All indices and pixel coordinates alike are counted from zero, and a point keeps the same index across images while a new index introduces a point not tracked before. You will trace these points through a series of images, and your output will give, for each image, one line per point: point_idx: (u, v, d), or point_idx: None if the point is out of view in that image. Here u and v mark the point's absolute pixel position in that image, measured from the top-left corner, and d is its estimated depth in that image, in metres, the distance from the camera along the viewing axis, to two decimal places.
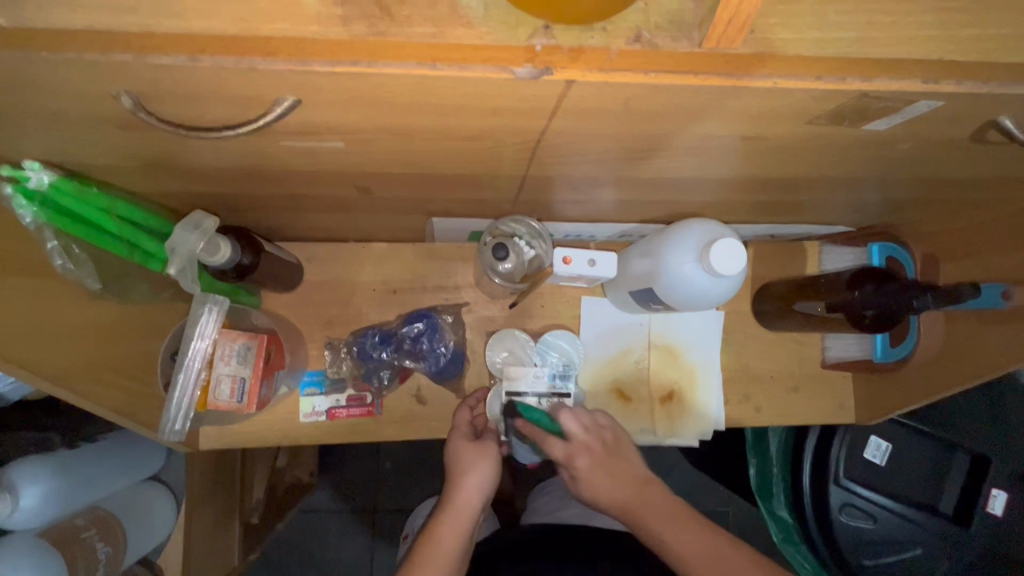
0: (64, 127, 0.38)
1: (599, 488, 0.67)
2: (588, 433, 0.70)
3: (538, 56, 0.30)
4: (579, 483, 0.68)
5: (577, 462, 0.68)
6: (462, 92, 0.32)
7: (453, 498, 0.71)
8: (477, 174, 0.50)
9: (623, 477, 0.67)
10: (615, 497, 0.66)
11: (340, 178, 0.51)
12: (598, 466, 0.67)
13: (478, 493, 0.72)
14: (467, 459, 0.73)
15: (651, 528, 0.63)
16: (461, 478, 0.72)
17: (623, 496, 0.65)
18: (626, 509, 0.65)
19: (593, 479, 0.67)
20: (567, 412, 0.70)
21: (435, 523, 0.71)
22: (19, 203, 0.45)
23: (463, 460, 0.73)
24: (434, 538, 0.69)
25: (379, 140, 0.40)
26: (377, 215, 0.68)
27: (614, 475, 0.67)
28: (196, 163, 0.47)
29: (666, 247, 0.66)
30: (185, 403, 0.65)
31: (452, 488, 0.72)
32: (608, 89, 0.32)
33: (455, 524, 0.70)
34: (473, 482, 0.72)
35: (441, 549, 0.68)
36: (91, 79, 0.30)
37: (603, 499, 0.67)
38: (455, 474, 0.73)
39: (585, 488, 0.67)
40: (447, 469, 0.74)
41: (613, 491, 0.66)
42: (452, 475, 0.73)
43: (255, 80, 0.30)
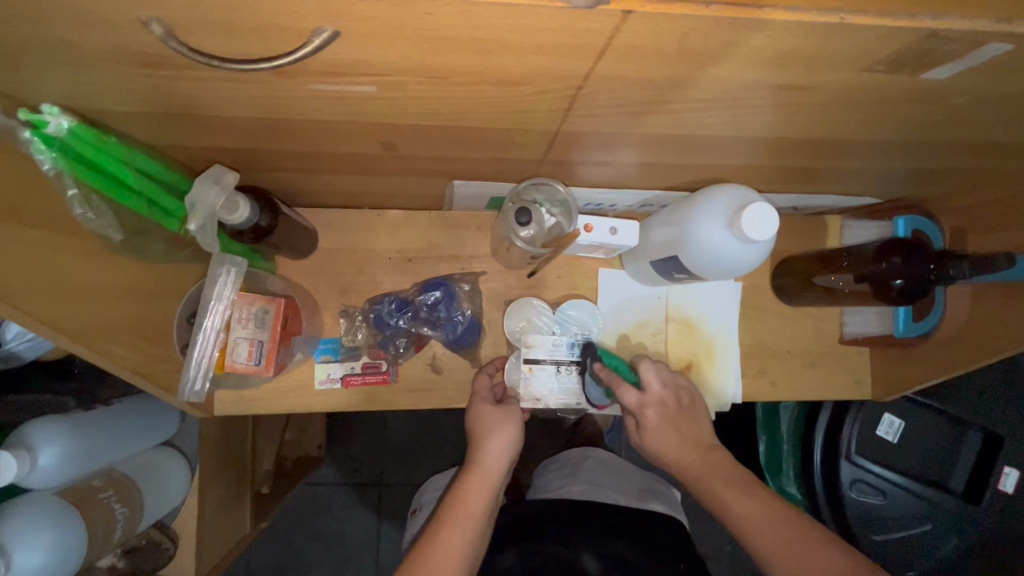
0: (87, 63, 0.37)
1: (673, 444, 0.71)
2: (667, 389, 0.73)
3: None
4: (646, 430, 0.72)
5: (650, 412, 0.71)
6: (511, 25, 0.30)
7: (478, 459, 0.72)
8: (507, 129, 0.48)
9: (700, 437, 0.71)
10: (683, 456, 0.70)
11: (365, 131, 0.49)
12: (669, 423, 0.72)
13: (502, 453, 0.73)
14: (491, 421, 0.74)
15: (710, 483, 0.67)
16: (486, 438, 0.73)
17: (691, 453, 0.70)
18: (695, 477, 0.69)
19: (667, 431, 0.71)
20: (649, 364, 0.73)
21: (461, 482, 0.71)
22: (36, 148, 0.43)
23: (486, 422, 0.74)
24: (461, 496, 0.69)
25: (414, 84, 0.38)
26: (397, 177, 0.66)
27: (691, 438, 0.70)
28: (219, 111, 0.45)
29: (693, 214, 0.64)
30: (203, 364, 0.64)
31: (475, 449, 0.73)
32: (664, 23, 0.30)
33: (482, 483, 0.70)
34: (498, 442, 0.73)
35: (468, 507, 0.68)
36: (121, 1, 0.29)
37: (670, 454, 0.71)
38: (477, 435, 0.74)
39: (657, 441, 0.71)
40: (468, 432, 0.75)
41: (692, 451, 0.70)
42: (476, 437, 0.74)
43: (295, 6, 0.29)
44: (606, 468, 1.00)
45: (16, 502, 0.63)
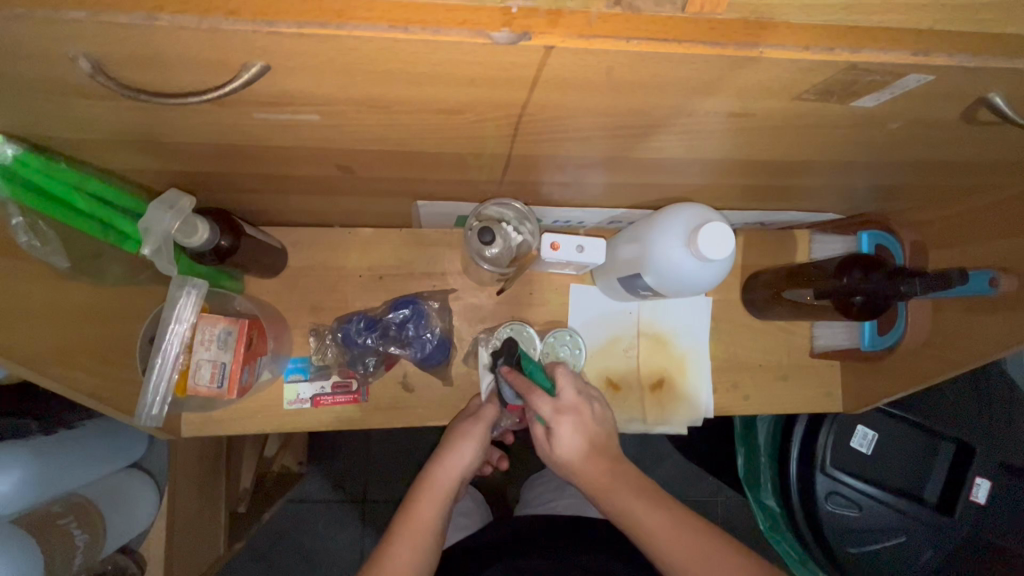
0: (24, 95, 0.37)
1: (571, 453, 0.66)
2: (579, 399, 0.68)
3: (515, 18, 0.28)
4: (557, 439, 0.66)
5: (564, 424, 0.65)
6: (438, 59, 0.31)
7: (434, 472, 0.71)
8: (461, 152, 0.49)
9: (591, 450, 0.66)
10: (585, 466, 0.66)
11: (320, 155, 0.49)
12: (576, 432, 0.66)
13: (455, 463, 0.72)
14: (456, 434, 0.74)
15: (609, 498, 0.64)
16: (448, 451, 0.72)
17: (580, 467, 0.66)
18: (600, 498, 0.65)
19: (569, 440, 0.66)
20: (566, 374, 0.68)
21: (414, 493, 0.70)
22: None
23: (451, 435, 0.74)
24: (411, 507, 0.69)
25: (354, 112, 0.39)
26: (361, 197, 0.66)
27: (596, 451, 0.66)
28: (169, 137, 0.45)
29: (655, 233, 0.65)
30: (163, 386, 0.64)
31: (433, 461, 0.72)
32: (589, 57, 0.31)
33: (434, 495, 0.69)
34: (451, 451, 0.72)
35: (419, 520, 0.67)
36: (45, 40, 0.29)
37: (571, 461, 0.66)
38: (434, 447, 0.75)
39: (557, 446, 0.66)
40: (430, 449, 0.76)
41: (589, 458, 0.66)
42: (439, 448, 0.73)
43: (220, 42, 0.29)
44: None
45: None
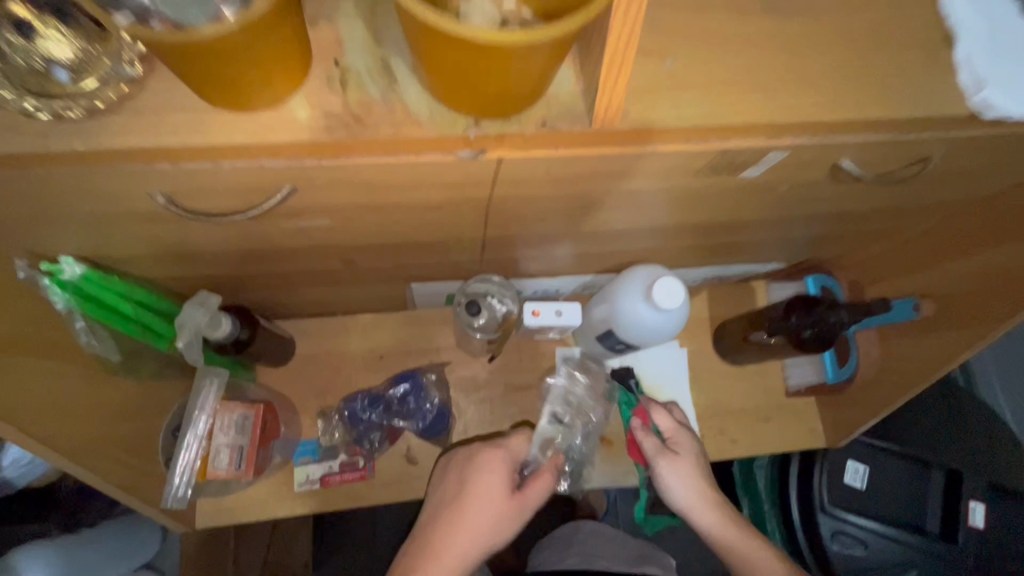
0: (103, 224, 0.47)
1: (691, 483, 0.78)
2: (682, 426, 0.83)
3: (473, 142, 0.40)
4: (680, 461, 0.78)
5: (687, 439, 0.80)
6: (421, 172, 0.42)
7: (447, 547, 0.67)
8: (444, 239, 0.59)
9: (703, 482, 0.78)
10: (697, 494, 0.77)
11: (328, 252, 0.60)
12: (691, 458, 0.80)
13: (473, 547, 0.68)
14: (486, 509, 0.69)
15: (708, 517, 0.77)
16: (469, 526, 0.68)
17: (698, 494, 0.77)
18: (714, 528, 0.77)
19: (688, 467, 0.78)
20: (658, 409, 0.82)
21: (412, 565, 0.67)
22: (53, 290, 0.53)
23: (481, 512, 0.69)
24: None
25: (359, 215, 0.49)
26: (363, 285, 0.76)
27: (708, 484, 0.78)
28: (207, 248, 0.56)
29: (622, 292, 0.74)
30: (186, 471, 0.69)
31: (452, 531, 0.68)
32: (530, 161, 0.42)
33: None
34: (478, 535, 0.68)
35: None
36: (133, 184, 0.40)
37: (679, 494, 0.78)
38: (449, 503, 0.71)
39: (678, 472, 0.77)
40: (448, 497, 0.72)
41: (700, 487, 0.78)
42: (462, 516, 0.69)
43: (262, 175, 0.40)
44: (595, 539, 1.01)
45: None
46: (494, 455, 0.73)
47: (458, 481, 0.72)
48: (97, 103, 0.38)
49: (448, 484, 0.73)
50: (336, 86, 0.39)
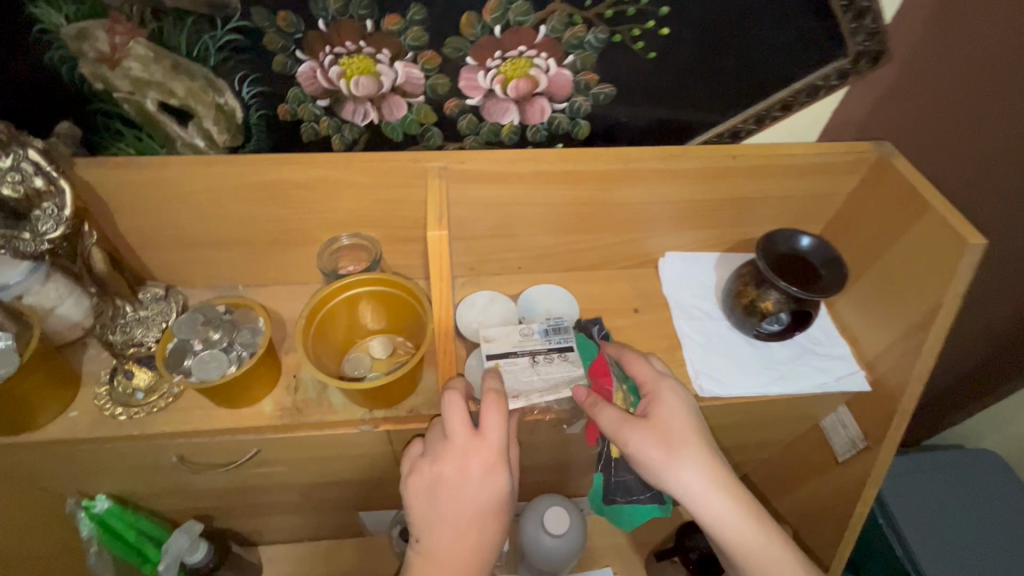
0: (132, 473, 0.70)
1: (676, 463, 0.58)
2: (647, 386, 0.62)
3: (370, 421, 0.63)
4: (644, 431, 0.58)
5: (659, 400, 0.60)
6: (340, 439, 0.65)
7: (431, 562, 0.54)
8: (375, 476, 0.80)
9: (694, 464, 0.58)
10: (693, 486, 0.58)
11: (289, 488, 0.80)
12: (663, 423, 0.59)
13: (467, 559, 0.54)
14: (478, 510, 0.54)
15: (700, 509, 0.58)
16: (458, 535, 0.54)
17: (672, 467, 0.58)
18: (716, 513, 0.58)
19: (654, 430, 0.59)
20: (631, 355, 0.64)
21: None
22: (86, 519, 0.75)
23: (467, 516, 0.54)
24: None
25: (302, 462, 0.72)
26: (321, 513, 0.94)
27: (695, 461, 0.58)
28: (198, 486, 0.77)
29: (527, 524, 0.87)
30: None
31: (437, 540, 0.54)
32: (410, 431, 0.65)
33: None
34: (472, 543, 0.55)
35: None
36: (161, 451, 0.64)
37: (698, 485, 0.58)
38: (433, 504, 0.55)
39: (642, 443, 0.58)
40: (428, 503, 0.55)
41: (695, 475, 0.58)
42: (443, 522, 0.54)
43: (238, 444, 0.64)
44: None
45: None
46: (461, 412, 0.55)
47: (429, 482, 0.55)
48: (138, 413, 0.62)
49: (418, 495, 0.55)
50: (290, 390, 0.65)
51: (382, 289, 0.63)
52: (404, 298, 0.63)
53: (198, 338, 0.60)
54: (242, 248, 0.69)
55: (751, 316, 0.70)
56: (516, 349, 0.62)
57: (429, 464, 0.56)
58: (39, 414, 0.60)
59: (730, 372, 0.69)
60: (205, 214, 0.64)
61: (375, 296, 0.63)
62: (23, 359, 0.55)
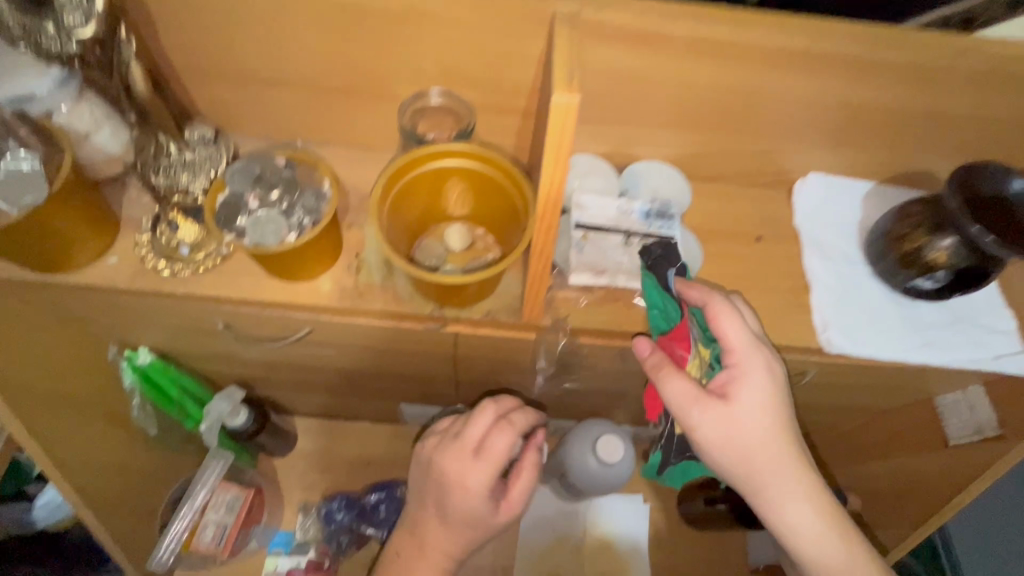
0: (175, 331, 0.65)
1: (715, 429, 0.49)
2: (727, 340, 0.51)
3: (437, 319, 0.56)
4: (687, 388, 0.49)
5: (737, 360, 0.50)
6: (400, 333, 0.58)
7: (427, 535, 0.57)
8: (427, 373, 0.74)
9: (742, 429, 0.49)
10: (730, 456, 0.49)
11: (335, 371, 0.76)
12: (710, 390, 0.49)
13: (453, 533, 0.56)
14: (455, 493, 0.55)
15: (766, 493, 0.49)
16: (450, 503, 0.55)
17: (713, 438, 0.49)
18: (749, 481, 0.49)
19: (695, 390, 0.49)
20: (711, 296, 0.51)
21: (397, 550, 0.58)
22: (127, 370, 0.71)
23: (452, 492, 0.55)
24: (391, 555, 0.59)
25: (351, 350, 0.65)
26: (363, 398, 0.91)
27: (744, 433, 0.49)
28: (242, 355, 0.72)
29: (574, 444, 0.82)
30: (173, 543, 0.80)
31: (440, 507, 0.55)
32: (480, 336, 0.57)
33: (430, 557, 0.56)
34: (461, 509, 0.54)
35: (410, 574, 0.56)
36: (206, 315, 0.58)
37: (736, 455, 0.48)
38: (451, 493, 0.55)
39: (681, 401, 0.49)
40: (453, 496, 0.55)
41: (736, 449, 0.48)
42: (439, 492, 0.56)
43: (288, 320, 0.57)
44: None
45: None
46: (485, 422, 0.57)
47: (458, 470, 0.55)
48: (183, 270, 0.54)
49: (420, 475, 0.58)
50: (351, 271, 0.56)
51: (468, 168, 0.51)
52: (490, 180, 0.51)
53: (253, 194, 0.50)
54: (306, 93, 0.57)
55: (910, 266, 0.57)
56: (609, 225, 0.57)
57: (467, 462, 0.55)
58: (75, 254, 0.53)
59: (872, 330, 0.58)
60: (265, 40, 0.52)
61: (453, 174, 0.52)
62: (52, 189, 0.47)
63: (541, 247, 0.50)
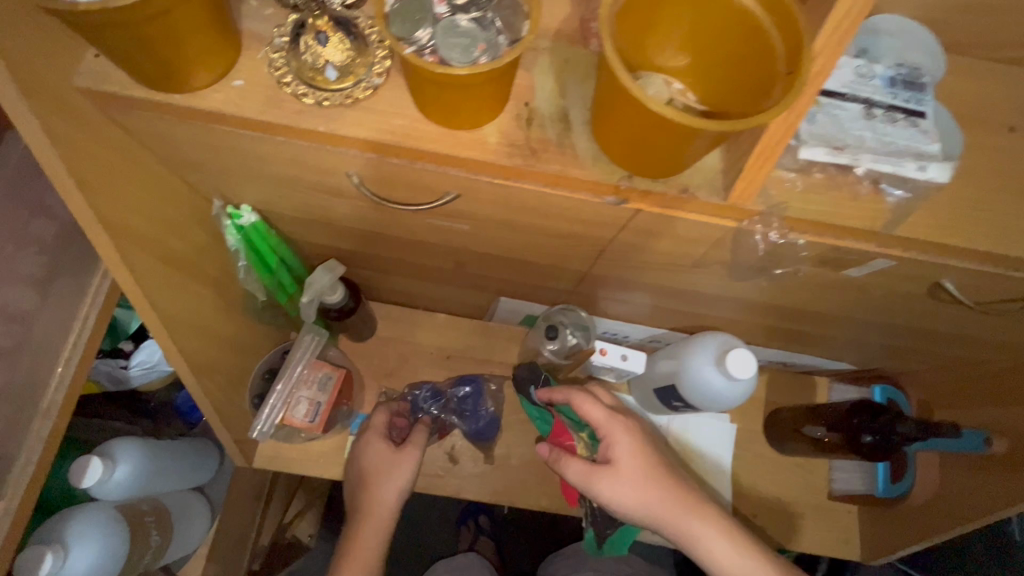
0: (288, 186, 0.57)
1: (624, 488, 0.65)
2: (603, 424, 0.68)
3: (621, 191, 0.46)
4: (599, 481, 0.66)
5: (614, 432, 0.67)
6: (567, 206, 0.49)
7: (371, 503, 0.82)
8: (553, 263, 0.66)
9: (648, 476, 0.66)
10: (639, 498, 0.65)
11: (449, 253, 0.68)
12: (617, 462, 0.66)
13: (393, 493, 0.83)
14: (389, 464, 0.84)
15: (693, 533, 0.65)
16: (381, 481, 0.83)
17: (630, 488, 0.65)
18: (656, 513, 0.65)
19: (587, 468, 0.66)
20: (582, 398, 0.70)
21: (358, 526, 0.83)
22: (229, 231, 0.62)
23: (384, 466, 0.83)
24: (355, 531, 0.83)
25: (490, 225, 0.57)
26: (460, 287, 0.85)
27: (649, 477, 0.66)
28: (351, 224, 0.65)
29: (695, 355, 0.77)
30: (271, 415, 0.76)
31: (371, 494, 0.83)
32: (663, 218, 0.48)
33: (375, 522, 0.82)
34: (390, 488, 0.83)
35: (362, 543, 0.82)
36: (340, 164, 0.49)
37: (635, 502, 0.65)
38: (373, 484, 0.83)
39: (589, 479, 0.66)
40: (396, 483, 0.82)
41: (638, 497, 0.65)
42: (375, 479, 0.83)
43: (437, 178, 0.48)
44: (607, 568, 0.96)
45: (84, 505, 0.73)
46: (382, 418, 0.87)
47: (389, 468, 0.83)
48: (325, 102, 0.45)
49: (353, 466, 0.86)
50: (522, 123, 0.46)
51: None
52: (732, 7, 0.38)
53: None
54: None
55: None
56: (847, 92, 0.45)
57: (391, 458, 0.84)
58: (195, 70, 0.43)
59: None
60: None
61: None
62: None
63: (814, 76, 0.38)
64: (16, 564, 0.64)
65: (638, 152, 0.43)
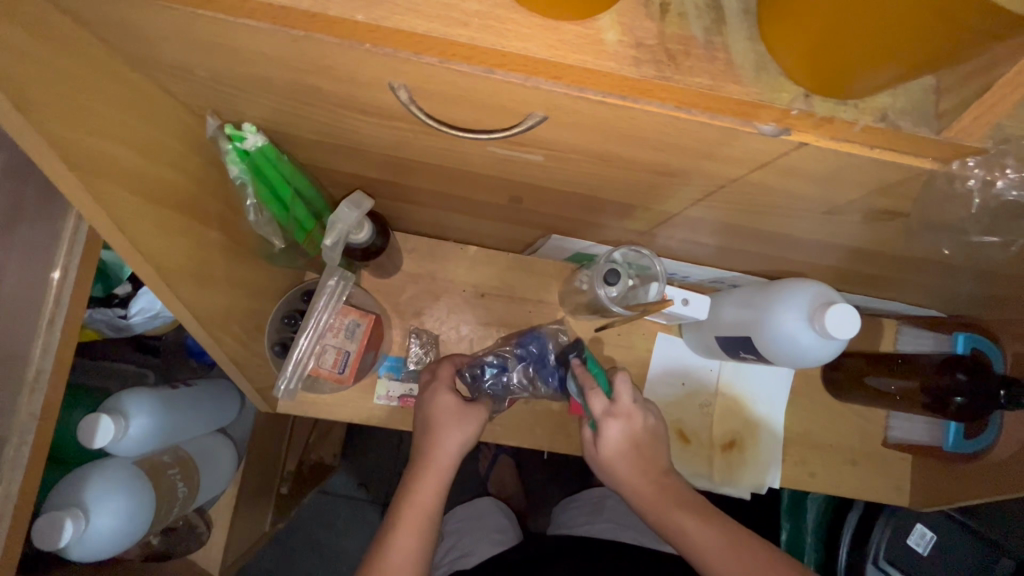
0: (306, 102, 0.43)
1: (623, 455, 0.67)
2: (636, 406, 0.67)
3: (787, 118, 0.33)
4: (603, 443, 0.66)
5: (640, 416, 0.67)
6: (698, 137, 0.36)
7: (430, 455, 0.72)
8: (634, 201, 0.53)
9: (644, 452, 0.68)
10: (637, 470, 0.66)
11: (503, 187, 0.55)
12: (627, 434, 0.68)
13: (455, 448, 0.73)
14: (449, 418, 0.73)
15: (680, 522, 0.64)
16: (442, 434, 0.72)
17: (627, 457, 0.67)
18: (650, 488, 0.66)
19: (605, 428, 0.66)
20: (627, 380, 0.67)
21: (412, 482, 0.71)
22: (232, 158, 0.49)
23: (442, 420, 0.73)
24: (414, 489, 0.71)
25: (577, 156, 0.43)
26: (506, 223, 0.72)
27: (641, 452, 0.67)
28: (385, 151, 0.51)
29: (779, 306, 0.66)
30: (299, 367, 0.69)
31: (428, 446, 0.72)
32: (834, 155, 0.35)
33: (436, 474, 0.71)
34: (454, 437, 0.72)
35: (417, 500, 0.70)
36: (385, 73, 0.35)
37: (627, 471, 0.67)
38: (436, 434, 0.73)
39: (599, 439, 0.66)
40: (461, 436, 0.73)
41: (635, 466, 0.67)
42: (431, 432, 0.73)
43: (523, 95, 0.34)
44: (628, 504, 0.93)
45: (98, 466, 0.67)
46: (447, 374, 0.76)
47: (459, 418, 0.73)
48: None
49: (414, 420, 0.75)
50: (654, 13, 0.33)
51: None
52: None
53: None
54: None
55: None
56: None
57: (460, 409, 0.74)
58: None
59: None
60: None
61: None
62: None
63: None
64: (35, 534, 0.58)
65: (835, 49, 0.28)
